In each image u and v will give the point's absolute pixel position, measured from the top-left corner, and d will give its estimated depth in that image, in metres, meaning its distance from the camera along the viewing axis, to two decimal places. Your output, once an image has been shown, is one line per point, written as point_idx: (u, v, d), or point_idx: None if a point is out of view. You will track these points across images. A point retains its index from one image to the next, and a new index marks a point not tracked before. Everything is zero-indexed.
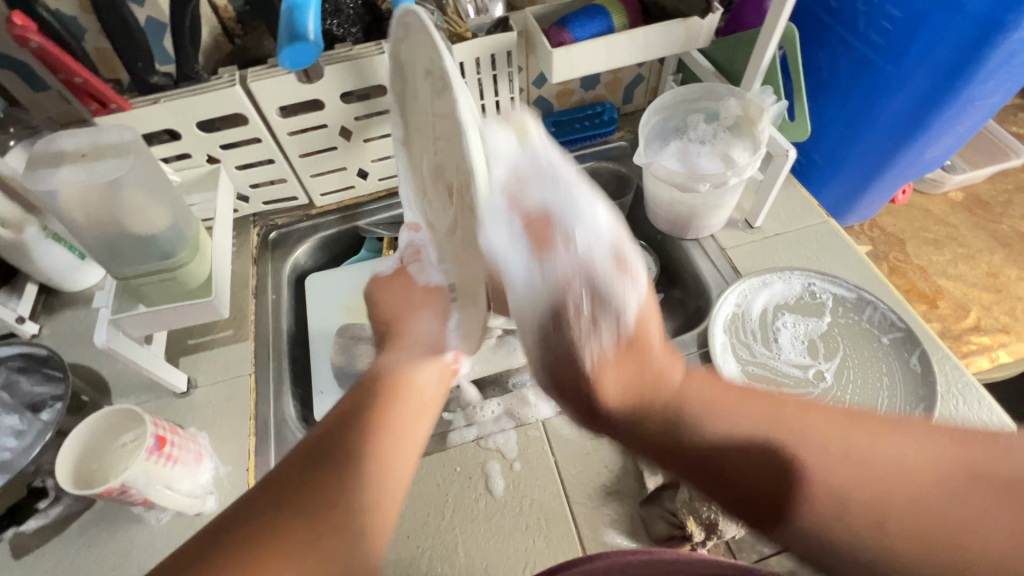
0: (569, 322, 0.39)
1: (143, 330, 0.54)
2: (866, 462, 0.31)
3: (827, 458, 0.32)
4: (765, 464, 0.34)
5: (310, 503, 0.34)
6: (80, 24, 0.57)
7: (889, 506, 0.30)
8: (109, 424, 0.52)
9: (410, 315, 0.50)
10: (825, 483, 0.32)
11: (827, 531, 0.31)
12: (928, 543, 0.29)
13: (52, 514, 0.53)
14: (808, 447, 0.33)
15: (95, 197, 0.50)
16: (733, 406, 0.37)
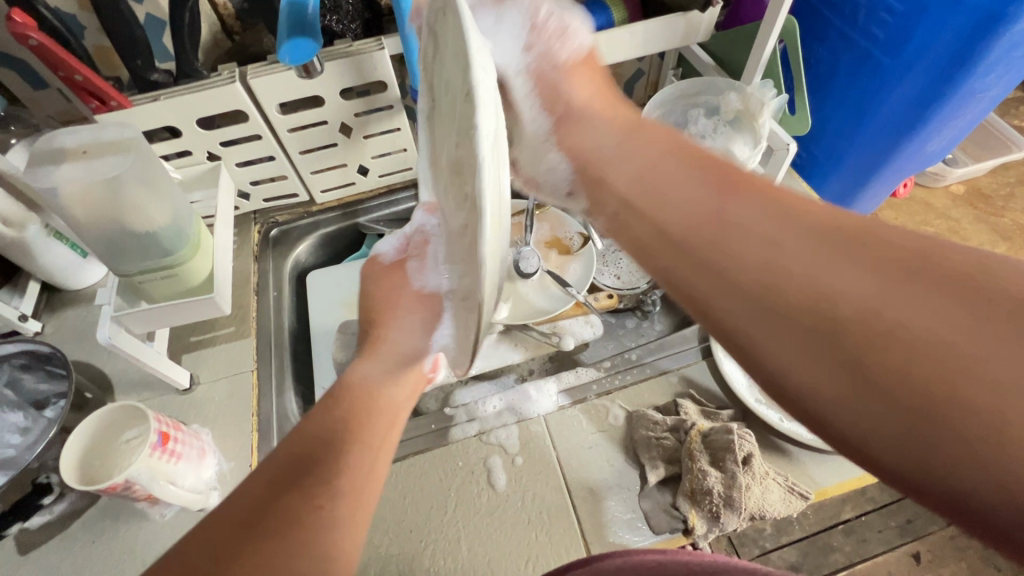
0: (536, 39, 0.44)
1: (145, 327, 0.54)
2: (808, 229, 0.29)
3: (754, 209, 0.31)
4: (698, 200, 0.33)
5: (287, 517, 0.34)
6: (79, 22, 0.57)
7: (808, 264, 0.28)
8: (114, 420, 0.53)
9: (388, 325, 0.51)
10: (730, 230, 0.31)
11: (718, 271, 0.30)
12: (819, 299, 0.27)
13: (57, 510, 0.53)
14: (746, 194, 0.32)
15: (95, 195, 0.50)
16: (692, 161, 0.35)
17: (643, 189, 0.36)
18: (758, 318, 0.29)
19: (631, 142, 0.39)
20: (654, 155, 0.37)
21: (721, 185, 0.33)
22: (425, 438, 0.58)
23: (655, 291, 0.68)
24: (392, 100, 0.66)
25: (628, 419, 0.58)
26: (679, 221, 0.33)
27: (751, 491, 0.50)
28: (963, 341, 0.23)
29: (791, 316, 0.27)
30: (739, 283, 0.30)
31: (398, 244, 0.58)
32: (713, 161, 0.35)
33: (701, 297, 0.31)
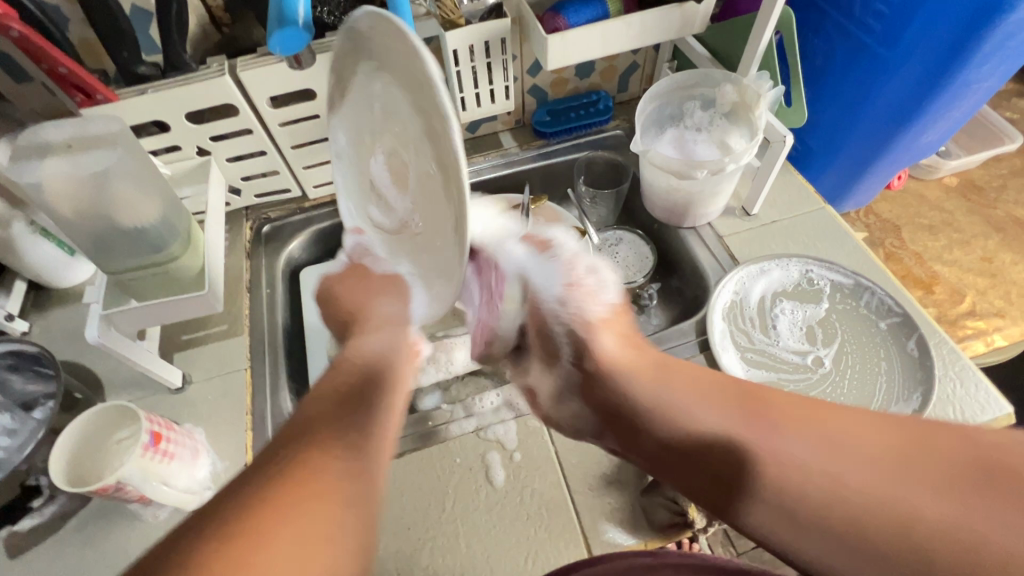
0: (575, 293, 0.47)
1: (135, 326, 0.53)
2: (830, 455, 0.33)
3: (782, 436, 0.35)
4: (759, 446, 0.35)
5: (301, 475, 0.32)
6: (63, 13, 0.55)
7: (827, 467, 0.33)
8: (103, 421, 0.52)
9: (370, 300, 0.49)
10: (781, 470, 0.34)
11: (771, 502, 0.34)
12: (823, 507, 0.32)
13: (46, 513, 0.52)
14: (767, 424, 0.36)
15: (82, 190, 0.49)
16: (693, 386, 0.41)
17: (698, 420, 0.39)
18: (809, 535, 0.33)
19: (660, 370, 0.43)
20: (685, 389, 0.41)
21: (743, 413, 0.38)
22: (421, 435, 0.57)
23: (649, 286, 0.74)
24: None
25: None
26: (728, 462, 0.37)
27: None
28: (919, 509, 0.30)
29: (827, 524, 0.32)
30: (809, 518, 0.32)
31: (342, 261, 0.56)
32: (681, 371, 0.43)
33: (758, 534, 0.35)
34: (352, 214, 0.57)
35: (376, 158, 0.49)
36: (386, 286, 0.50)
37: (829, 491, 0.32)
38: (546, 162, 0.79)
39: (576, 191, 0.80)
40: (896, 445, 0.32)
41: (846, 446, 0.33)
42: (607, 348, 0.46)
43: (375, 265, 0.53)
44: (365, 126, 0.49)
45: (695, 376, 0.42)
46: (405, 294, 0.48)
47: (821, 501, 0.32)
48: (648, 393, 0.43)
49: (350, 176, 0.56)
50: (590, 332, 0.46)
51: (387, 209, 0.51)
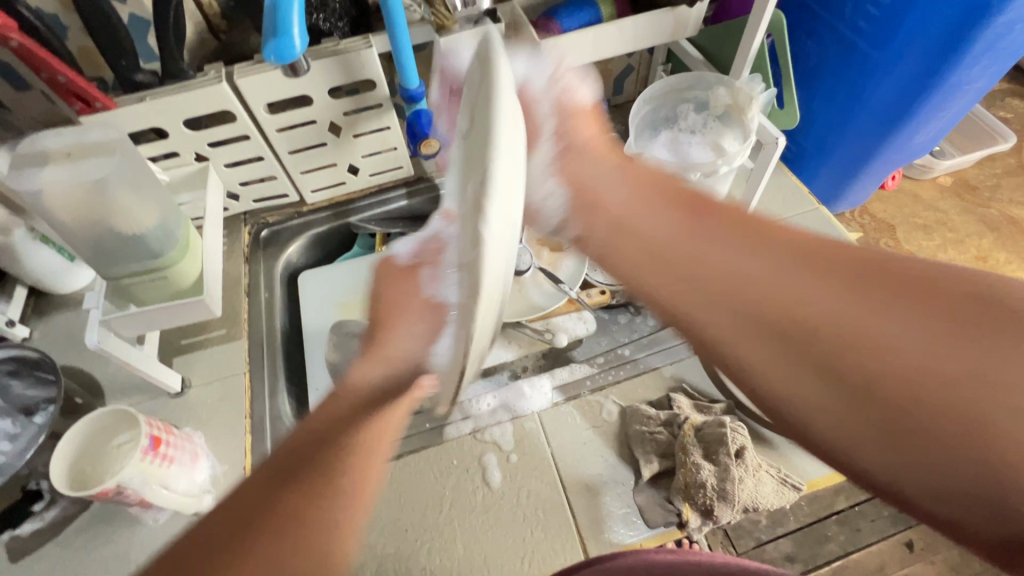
0: (564, 90, 0.48)
1: (135, 331, 0.54)
2: (806, 270, 0.36)
3: (792, 266, 0.37)
4: (741, 267, 0.38)
5: (286, 512, 0.33)
6: (62, 22, 0.56)
7: (825, 308, 0.35)
8: (103, 426, 0.52)
9: (398, 323, 0.47)
10: (777, 304, 0.36)
11: (759, 321, 0.37)
12: (823, 353, 0.34)
13: (48, 517, 0.53)
14: (788, 262, 0.37)
15: (81, 196, 0.49)
16: (693, 217, 0.41)
17: (666, 237, 0.42)
18: (781, 356, 0.36)
19: (667, 205, 0.43)
20: (673, 213, 0.42)
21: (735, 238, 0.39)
22: (417, 437, 0.58)
23: None
24: (382, 99, 0.65)
25: (622, 414, 0.58)
26: (722, 283, 0.39)
27: (744, 484, 0.51)
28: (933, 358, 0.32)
29: (820, 361, 0.35)
30: (802, 347, 0.35)
31: (414, 249, 0.56)
32: (705, 202, 0.42)
33: (722, 344, 0.38)
34: (438, 210, 0.53)
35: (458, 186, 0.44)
36: (418, 307, 0.47)
37: (843, 336, 0.34)
38: None
39: None
40: (874, 271, 0.35)
41: (860, 281, 0.35)
42: (588, 141, 0.47)
43: (429, 282, 0.49)
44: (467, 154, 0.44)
45: (677, 194, 0.44)
46: (429, 331, 0.45)
47: (821, 331, 0.35)
48: (633, 220, 0.44)
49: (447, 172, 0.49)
50: (565, 147, 0.46)
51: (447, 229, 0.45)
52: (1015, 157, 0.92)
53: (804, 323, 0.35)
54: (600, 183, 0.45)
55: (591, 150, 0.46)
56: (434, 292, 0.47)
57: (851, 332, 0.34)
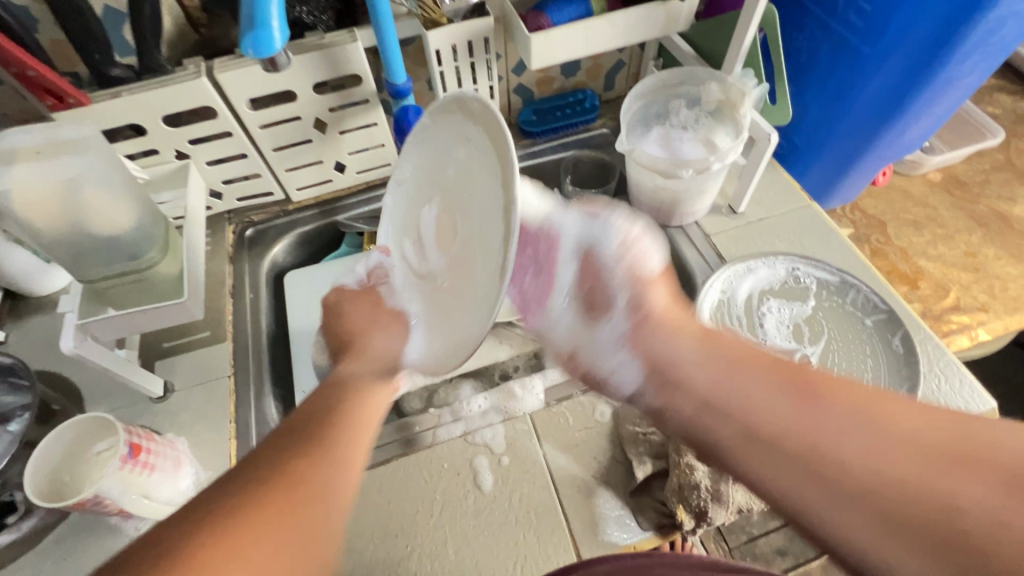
0: (630, 250, 0.48)
1: (114, 335, 0.52)
2: (875, 426, 0.33)
3: (857, 425, 0.33)
4: (792, 422, 0.35)
5: (277, 487, 0.32)
6: (31, 14, 0.53)
7: (836, 438, 0.33)
8: (80, 435, 0.50)
9: (370, 329, 0.50)
10: (835, 461, 0.33)
11: (796, 462, 0.34)
12: (884, 501, 0.30)
13: (24, 527, 0.50)
14: (821, 403, 0.35)
15: (53, 199, 0.47)
16: (748, 368, 0.39)
17: (711, 381, 0.41)
18: (840, 505, 0.32)
19: (719, 361, 0.41)
20: (732, 369, 0.40)
21: (793, 394, 0.36)
22: (409, 440, 0.57)
23: None
24: (369, 94, 0.64)
25: (615, 415, 0.57)
26: (774, 430, 0.36)
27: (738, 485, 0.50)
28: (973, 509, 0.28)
29: (905, 525, 0.30)
30: (860, 497, 0.31)
31: (359, 275, 0.58)
32: (813, 376, 0.37)
33: (786, 504, 0.34)
34: (387, 232, 0.59)
35: (429, 211, 0.52)
36: (390, 314, 0.52)
37: (862, 470, 0.32)
38: (531, 161, 0.78)
39: (563, 190, 0.79)
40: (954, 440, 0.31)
41: (877, 421, 0.33)
42: (655, 300, 0.47)
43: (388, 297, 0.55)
44: (431, 175, 0.52)
45: (743, 351, 0.41)
46: (404, 330, 0.51)
47: (837, 468, 0.32)
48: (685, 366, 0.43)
49: (404, 211, 0.57)
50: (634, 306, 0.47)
51: (417, 250, 0.53)
52: (1004, 153, 0.92)
53: (866, 484, 0.31)
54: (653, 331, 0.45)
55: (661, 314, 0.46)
56: (397, 301, 0.54)
57: (899, 486, 0.30)
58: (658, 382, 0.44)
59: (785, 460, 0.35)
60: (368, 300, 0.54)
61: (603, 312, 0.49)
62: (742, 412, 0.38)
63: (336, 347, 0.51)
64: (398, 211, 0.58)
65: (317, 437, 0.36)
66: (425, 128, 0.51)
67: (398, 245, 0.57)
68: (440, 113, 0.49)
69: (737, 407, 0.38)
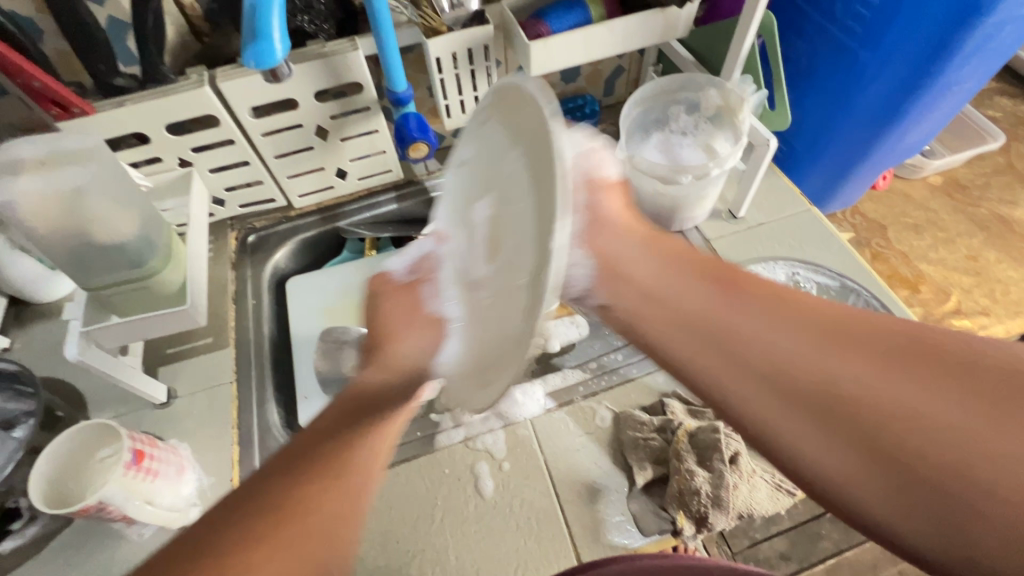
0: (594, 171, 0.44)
1: (118, 342, 0.53)
2: (836, 337, 0.32)
3: (799, 335, 0.33)
4: (743, 324, 0.35)
5: (285, 499, 0.33)
6: (36, 24, 0.54)
7: (776, 342, 0.34)
8: (85, 440, 0.50)
9: (402, 333, 0.50)
10: (772, 360, 0.33)
11: (760, 377, 0.34)
12: (841, 406, 0.30)
13: (28, 534, 0.51)
14: (793, 319, 0.34)
15: (57, 208, 0.48)
16: (710, 279, 0.39)
17: (649, 282, 0.40)
18: (808, 425, 0.31)
19: (680, 271, 0.40)
20: (689, 277, 0.40)
21: (720, 290, 0.38)
22: (410, 446, 0.57)
23: None
24: (369, 102, 0.64)
25: (615, 420, 0.58)
26: (736, 333, 0.35)
27: (739, 490, 0.50)
28: (930, 419, 0.28)
29: (855, 433, 0.30)
30: (815, 403, 0.31)
31: (410, 262, 0.58)
32: (743, 280, 0.38)
33: (740, 408, 0.34)
34: (444, 218, 0.52)
35: (479, 208, 0.45)
36: (426, 318, 0.51)
37: (824, 382, 0.31)
38: None
39: None
40: (906, 343, 0.31)
41: (863, 339, 0.32)
42: (609, 206, 0.44)
43: (431, 298, 0.53)
44: (491, 164, 0.43)
45: (682, 252, 0.42)
46: (439, 337, 0.49)
47: (810, 382, 0.32)
48: (632, 269, 0.41)
49: (460, 195, 0.50)
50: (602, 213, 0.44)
51: (470, 251, 0.46)
52: (1004, 156, 0.92)
53: (819, 391, 0.31)
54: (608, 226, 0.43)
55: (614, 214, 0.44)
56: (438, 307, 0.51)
57: (863, 394, 0.30)
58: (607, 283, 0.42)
59: (740, 355, 0.35)
60: (405, 296, 0.55)
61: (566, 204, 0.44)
62: (678, 307, 0.38)
63: (374, 340, 0.52)
64: (456, 197, 0.51)
65: (330, 445, 0.36)
66: (488, 120, 0.43)
67: (450, 235, 0.51)
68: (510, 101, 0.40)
69: (677, 306, 0.38)
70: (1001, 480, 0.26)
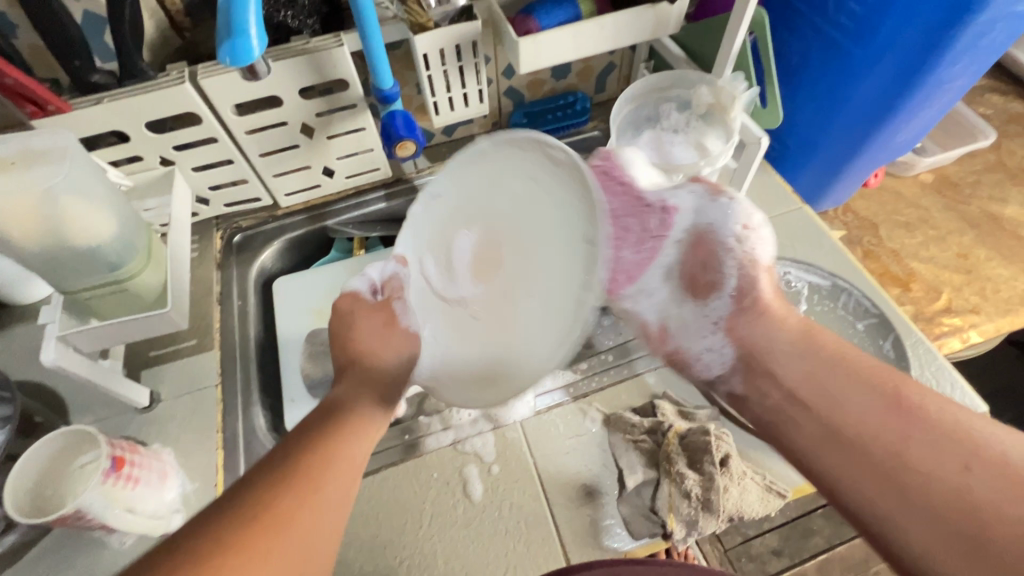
0: (746, 240, 0.48)
1: (96, 345, 0.51)
2: (965, 454, 0.36)
3: (942, 446, 0.37)
4: (884, 428, 0.39)
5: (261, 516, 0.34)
6: (9, 20, 0.52)
7: (919, 451, 0.37)
8: (60, 448, 0.49)
9: (379, 345, 0.53)
10: (914, 469, 0.37)
11: (890, 476, 0.37)
12: (965, 522, 0.34)
13: (7, 542, 0.50)
14: (944, 439, 0.37)
15: (26, 210, 0.45)
16: (893, 396, 0.40)
17: (794, 376, 0.45)
18: (919, 524, 0.35)
19: (863, 383, 0.42)
20: (850, 378, 0.42)
21: (885, 398, 0.40)
22: (400, 449, 0.56)
23: None
24: (356, 99, 0.63)
25: (606, 422, 0.57)
26: (873, 439, 0.39)
27: (729, 493, 0.50)
28: None
29: (957, 532, 0.34)
30: (933, 507, 0.35)
31: (373, 278, 0.57)
32: (907, 389, 0.40)
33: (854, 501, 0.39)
34: (405, 242, 0.55)
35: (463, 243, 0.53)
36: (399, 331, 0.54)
37: (944, 497, 0.35)
38: None
39: None
40: None
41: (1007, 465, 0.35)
42: (766, 291, 0.48)
43: (404, 315, 0.56)
44: (478, 200, 0.52)
45: (842, 351, 0.44)
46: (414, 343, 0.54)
47: (945, 506, 0.35)
48: (813, 373, 0.44)
49: (428, 228, 0.55)
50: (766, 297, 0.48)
51: (446, 277, 0.54)
52: (995, 154, 0.92)
53: (941, 496, 0.35)
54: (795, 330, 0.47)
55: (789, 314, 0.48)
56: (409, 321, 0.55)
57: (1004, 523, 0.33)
58: (747, 369, 0.48)
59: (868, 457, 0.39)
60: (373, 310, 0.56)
61: (710, 291, 0.49)
62: (835, 411, 0.42)
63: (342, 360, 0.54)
64: (422, 226, 0.54)
65: (305, 462, 0.39)
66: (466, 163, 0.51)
67: (417, 262, 0.55)
68: (498, 150, 0.49)
69: (834, 411, 0.42)
70: None
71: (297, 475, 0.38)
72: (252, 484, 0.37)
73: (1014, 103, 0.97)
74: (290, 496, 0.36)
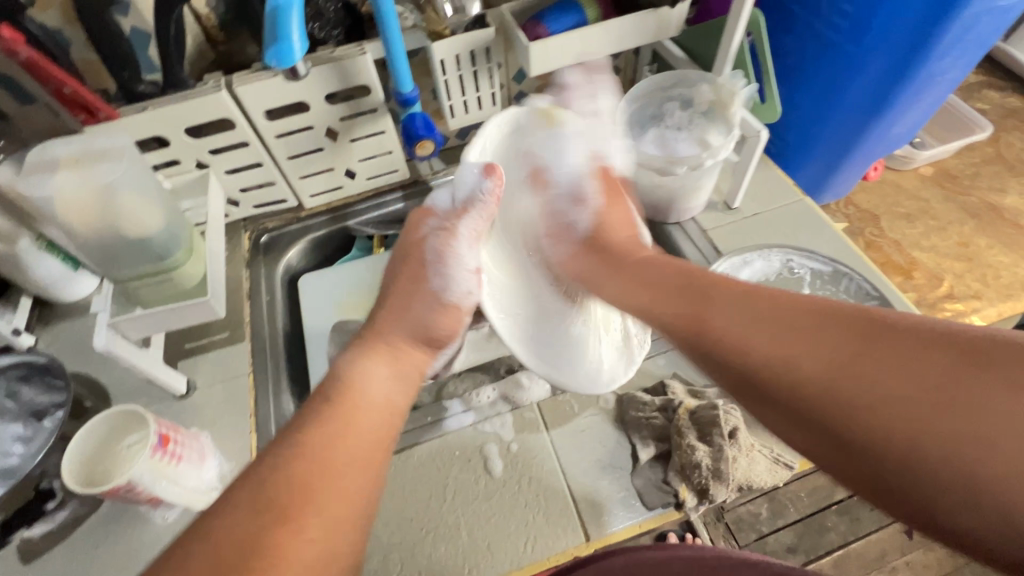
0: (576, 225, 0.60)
1: (143, 331, 0.55)
2: (772, 321, 0.36)
3: (750, 316, 0.37)
4: (687, 312, 0.42)
5: (289, 493, 0.32)
6: (65, 36, 0.57)
7: (737, 333, 0.37)
8: (112, 426, 0.53)
9: (419, 312, 0.50)
10: (738, 353, 0.37)
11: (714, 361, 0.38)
12: (804, 405, 0.32)
13: (58, 518, 0.54)
14: (761, 312, 0.37)
15: (89, 203, 0.50)
16: (696, 309, 0.41)
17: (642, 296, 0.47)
18: (779, 415, 0.34)
19: (673, 295, 0.44)
20: (672, 291, 0.45)
21: (692, 308, 0.42)
22: (423, 430, 0.59)
23: None
24: (377, 103, 0.67)
25: (618, 402, 0.60)
26: (712, 331, 0.39)
27: (738, 463, 0.52)
28: (892, 393, 0.29)
29: (799, 415, 0.33)
30: (778, 389, 0.34)
31: (454, 198, 0.56)
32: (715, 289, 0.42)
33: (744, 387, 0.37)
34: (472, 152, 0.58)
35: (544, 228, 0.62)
36: (429, 295, 0.52)
37: (749, 361, 0.36)
38: None
39: None
40: (871, 334, 0.32)
41: (803, 315, 0.35)
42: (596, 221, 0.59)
43: (436, 260, 0.53)
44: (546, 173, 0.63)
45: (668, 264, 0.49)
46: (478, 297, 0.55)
47: (765, 371, 0.35)
48: (651, 301, 0.46)
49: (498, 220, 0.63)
50: (590, 233, 0.58)
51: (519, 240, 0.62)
52: (993, 146, 0.94)
53: (766, 365, 0.35)
54: (623, 252, 0.54)
55: (611, 237, 0.57)
56: (450, 288, 0.52)
57: (831, 384, 0.31)
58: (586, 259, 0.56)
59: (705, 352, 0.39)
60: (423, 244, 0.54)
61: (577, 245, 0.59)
62: (661, 319, 0.44)
63: (400, 320, 0.50)
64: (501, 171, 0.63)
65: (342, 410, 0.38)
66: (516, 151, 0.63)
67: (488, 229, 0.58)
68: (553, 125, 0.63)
69: (662, 320, 0.44)
70: (971, 456, 0.26)
71: (280, 509, 0.31)
72: (234, 515, 0.31)
73: (1010, 98, 1.00)
74: (273, 542, 0.30)
